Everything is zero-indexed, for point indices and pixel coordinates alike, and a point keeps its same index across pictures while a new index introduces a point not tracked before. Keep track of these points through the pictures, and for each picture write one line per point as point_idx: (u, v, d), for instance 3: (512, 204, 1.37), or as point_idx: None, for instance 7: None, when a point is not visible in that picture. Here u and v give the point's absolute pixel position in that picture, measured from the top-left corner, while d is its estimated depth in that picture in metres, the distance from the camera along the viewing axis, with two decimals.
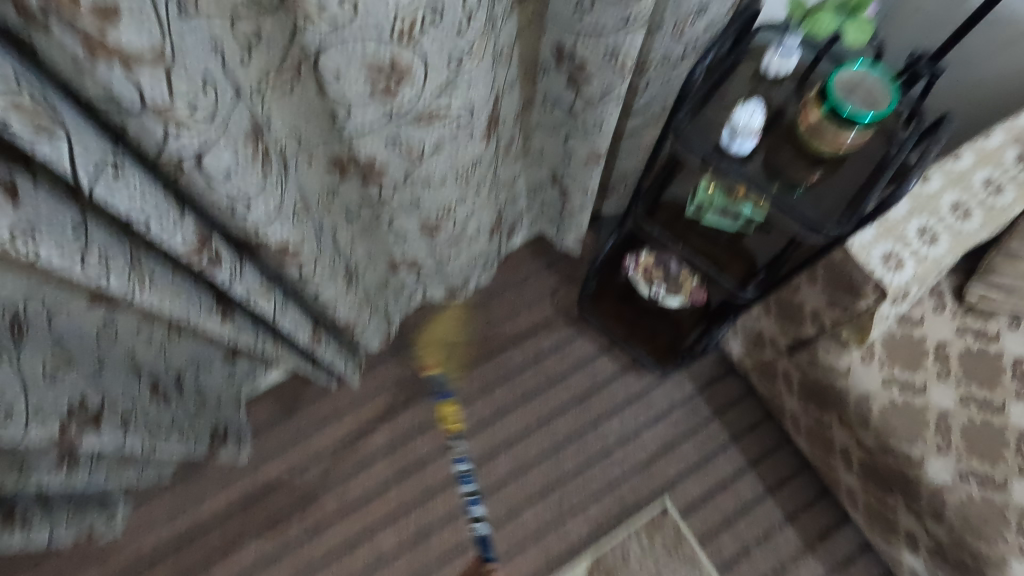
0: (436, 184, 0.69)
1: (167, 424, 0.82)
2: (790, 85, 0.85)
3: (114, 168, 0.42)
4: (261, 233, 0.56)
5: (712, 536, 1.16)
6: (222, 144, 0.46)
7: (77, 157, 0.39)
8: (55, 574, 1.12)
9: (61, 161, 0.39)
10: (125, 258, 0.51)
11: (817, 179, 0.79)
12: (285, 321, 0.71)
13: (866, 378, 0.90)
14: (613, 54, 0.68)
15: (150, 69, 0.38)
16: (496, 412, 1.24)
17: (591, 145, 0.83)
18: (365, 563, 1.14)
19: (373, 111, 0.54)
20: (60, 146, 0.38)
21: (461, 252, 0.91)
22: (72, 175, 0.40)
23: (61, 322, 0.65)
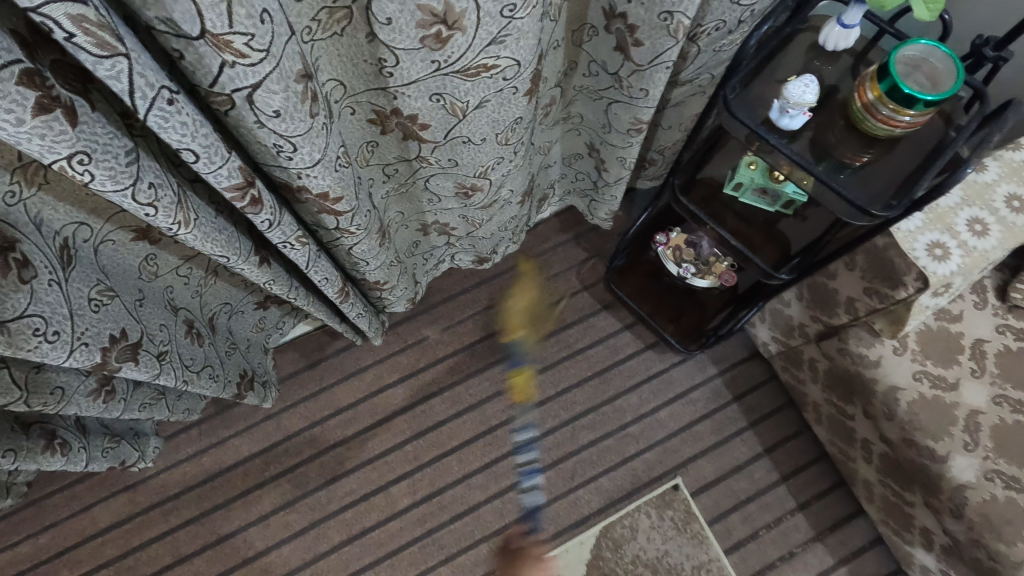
0: (476, 142, 0.68)
1: (200, 365, 0.84)
2: (845, 62, 0.82)
3: (170, 96, 0.40)
4: (302, 179, 0.55)
5: (721, 516, 1.17)
6: (275, 82, 0.43)
7: (136, 78, 0.37)
8: (88, 498, 1.18)
9: (119, 81, 0.36)
10: (173, 192, 0.50)
11: (865, 161, 0.78)
12: (316, 273, 0.72)
13: (897, 370, 0.89)
14: (667, 16, 0.62)
15: None
16: (515, 379, 1.25)
17: (634, 112, 0.80)
18: (379, 514, 1.17)
19: (421, 58, 0.53)
20: (120, 65, 0.35)
21: (493, 216, 0.91)
22: (130, 99, 0.38)
23: (108, 253, 0.67)
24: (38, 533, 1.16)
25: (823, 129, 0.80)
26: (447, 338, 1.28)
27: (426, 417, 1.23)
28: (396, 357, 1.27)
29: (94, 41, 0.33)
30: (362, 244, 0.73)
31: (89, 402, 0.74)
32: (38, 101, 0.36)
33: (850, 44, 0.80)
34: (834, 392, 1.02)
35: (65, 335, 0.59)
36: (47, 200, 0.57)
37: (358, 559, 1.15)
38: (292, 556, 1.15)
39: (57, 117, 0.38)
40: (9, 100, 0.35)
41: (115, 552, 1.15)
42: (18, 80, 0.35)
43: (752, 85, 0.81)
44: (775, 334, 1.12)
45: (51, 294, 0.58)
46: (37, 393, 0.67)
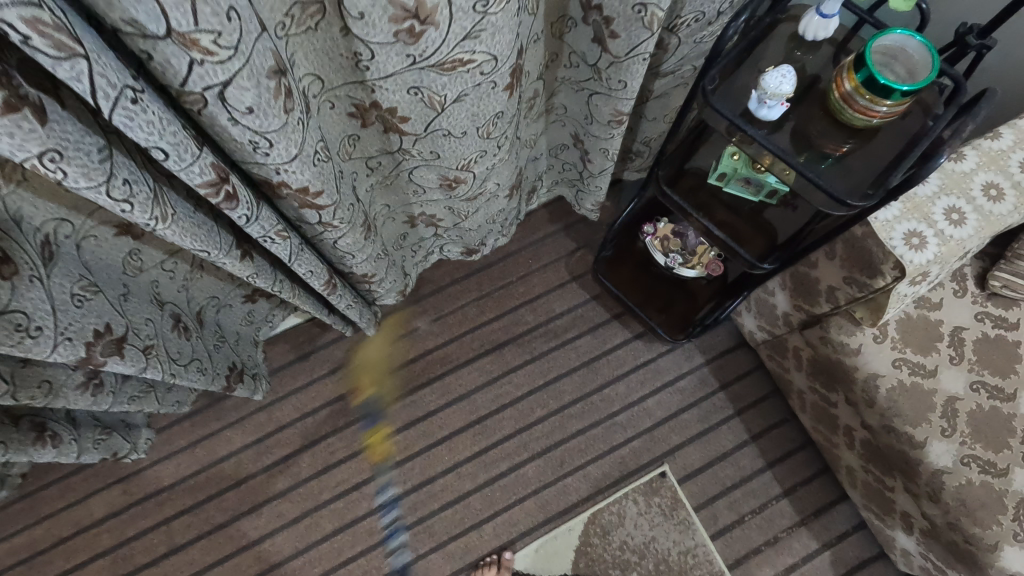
0: (456, 135, 0.68)
1: (188, 358, 0.84)
2: (826, 51, 0.82)
3: (133, 95, 0.40)
4: (280, 174, 0.56)
5: (708, 502, 1.19)
6: (246, 79, 0.43)
7: (97, 79, 0.37)
8: (82, 489, 1.19)
9: (82, 82, 0.37)
10: (148, 188, 0.51)
11: (845, 151, 0.78)
12: (300, 266, 0.72)
13: (877, 358, 0.90)
14: (641, 8, 0.63)
15: None
16: (504, 369, 1.26)
17: (615, 104, 0.80)
18: (370, 503, 1.19)
19: (397, 53, 0.53)
20: (80, 67, 0.36)
21: (479, 209, 0.91)
22: (93, 99, 0.38)
23: (91, 249, 0.68)
24: (34, 524, 1.17)
25: (804, 119, 0.80)
26: (436, 329, 1.29)
27: (416, 407, 1.24)
28: (386, 349, 1.28)
29: (52, 43, 0.33)
30: (345, 237, 0.74)
31: (76, 395, 0.75)
32: (5, 100, 0.37)
33: (829, 34, 0.80)
34: (817, 380, 1.03)
35: (47, 330, 0.60)
36: (26, 196, 0.57)
37: (350, 547, 1.17)
38: (285, 545, 1.17)
39: (25, 115, 0.38)
40: None
41: (111, 542, 1.17)
42: None
43: (733, 75, 0.81)
44: (761, 323, 1.13)
45: (33, 290, 0.59)
46: (23, 387, 0.68)
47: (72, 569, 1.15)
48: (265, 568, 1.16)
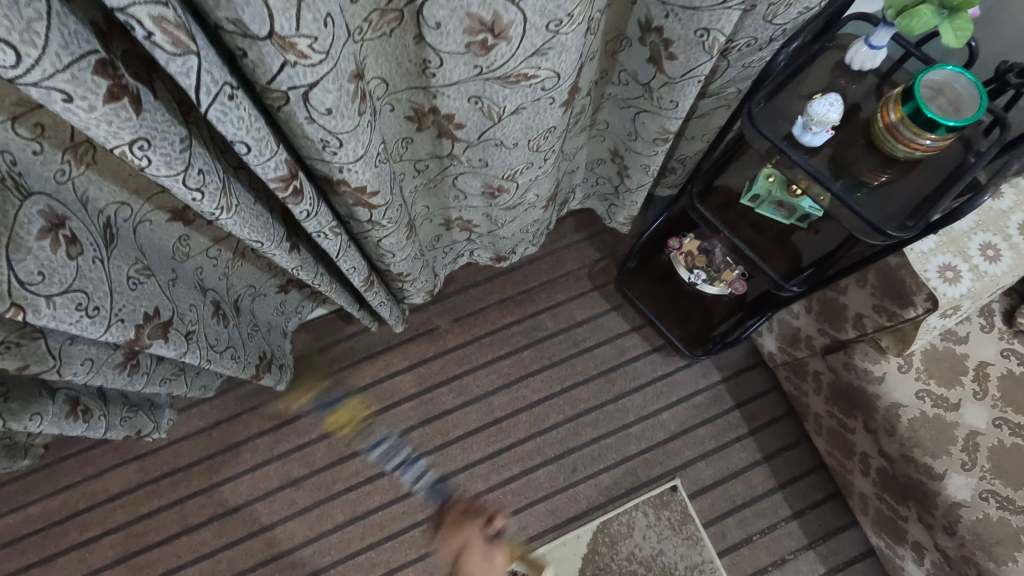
0: (508, 146, 0.69)
1: (224, 345, 0.86)
2: (871, 82, 0.84)
3: (229, 93, 0.42)
4: (342, 173, 0.57)
5: (717, 519, 1.19)
6: (330, 81, 0.45)
7: (202, 75, 0.39)
8: (99, 464, 1.21)
9: (190, 76, 0.38)
10: (218, 179, 0.52)
11: (883, 180, 0.79)
12: (345, 262, 0.74)
13: (900, 387, 0.90)
14: (704, 33, 0.64)
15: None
16: (521, 372, 1.27)
17: (661, 122, 0.82)
18: (382, 498, 1.20)
19: (465, 64, 0.55)
20: (190, 63, 0.37)
21: (515, 218, 0.92)
22: (195, 94, 0.40)
23: (145, 233, 0.71)
24: (52, 495, 1.19)
25: (845, 147, 0.81)
26: (457, 329, 1.30)
27: (433, 405, 1.25)
28: (407, 345, 1.29)
29: (171, 39, 0.35)
30: (390, 237, 0.75)
31: (114, 374, 0.76)
32: (109, 90, 0.38)
33: (875, 65, 0.81)
34: (836, 405, 1.04)
35: (104, 311, 0.61)
36: (93, 178, 0.60)
37: (360, 539, 1.18)
38: (296, 532, 1.18)
39: (124, 105, 0.40)
40: (83, 88, 0.37)
41: (124, 517, 1.18)
42: (94, 70, 0.37)
43: (779, 99, 0.82)
44: (781, 344, 1.14)
45: (94, 271, 0.60)
46: (69, 363, 0.69)
47: (86, 542, 1.17)
48: (275, 554, 1.17)
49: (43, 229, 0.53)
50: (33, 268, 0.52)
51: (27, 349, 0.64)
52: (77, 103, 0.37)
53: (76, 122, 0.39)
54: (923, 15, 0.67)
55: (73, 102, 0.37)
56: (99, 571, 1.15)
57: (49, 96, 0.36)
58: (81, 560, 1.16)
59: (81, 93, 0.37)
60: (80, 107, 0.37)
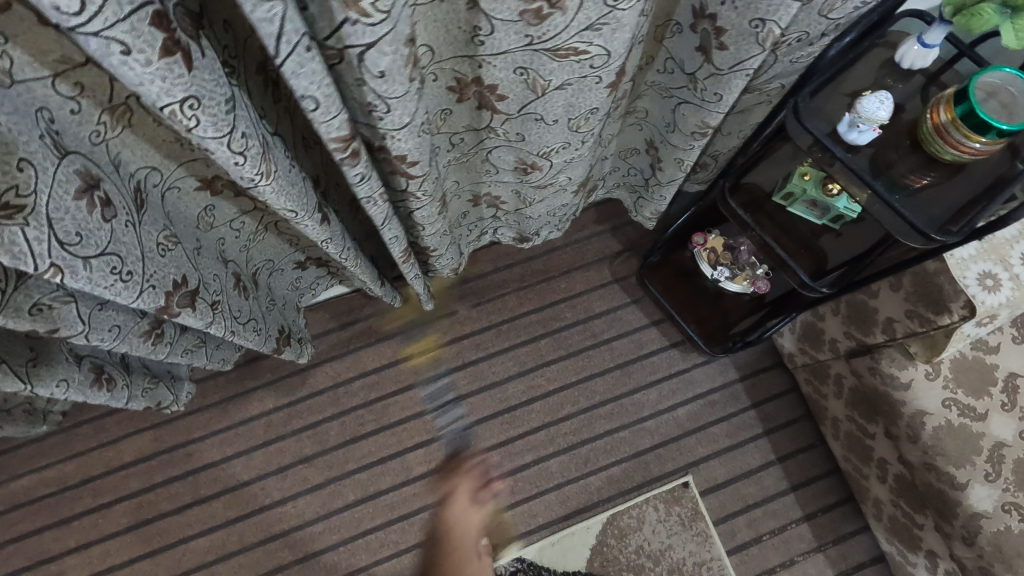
0: (547, 122, 0.68)
1: (246, 318, 0.86)
2: (918, 82, 0.82)
3: (307, 46, 0.41)
4: (388, 139, 0.56)
5: (727, 518, 1.19)
6: (387, 44, 0.43)
7: (286, 23, 0.38)
8: (114, 432, 1.21)
9: (271, 22, 0.37)
10: (259, 143, 0.51)
11: (924, 183, 0.77)
12: (388, 231, 0.72)
13: (927, 395, 0.89)
14: (759, 24, 0.63)
15: None
16: (538, 360, 1.27)
17: (703, 115, 0.80)
18: (393, 479, 1.20)
19: (517, 32, 0.53)
20: (276, 10, 0.37)
21: (544, 199, 0.90)
22: (272, 43, 0.39)
23: (172, 201, 0.70)
24: (66, 460, 1.20)
25: (887, 147, 0.80)
26: (475, 314, 1.29)
27: (448, 390, 1.25)
28: (424, 328, 1.29)
29: None
30: (424, 209, 0.74)
31: (139, 341, 0.76)
32: (163, 44, 0.37)
33: (926, 65, 0.79)
34: (857, 410, 1.03)
35: (137, 276, 0.60)
36: (128, 141, 0.59)
37: (370, 519, 1.18)
38: (307, 509, 1.19)
39: (177, 60, 0.39)
40: (141, 40, 0.36)
41: (137, 486, 1.19)
42: (150, 22, 0.36)
43: (823, 96, 0.80)
44: (803, 346, 1.13)
45: (127, 236, 0.59)
46: (98, 328, 0.68)
47: (98, 507, 1.18)
48: (284, 530, 1.17)
49: (79, 190, 0.52)
50: (71, 229, 0.52)
51: (56, 313, 0.63)
52: (134, 56, 0.36)
53: (129, 77, 0.38)
54: (984, 12, 0.65)
55: (131, 54, 0.36)
56: (111, 537, 1.16)
57: (108, 47, 0.35)
58: (94, 525, 1.17)
59: (139, 45, 0.36)
60: (136, 59, 0.37)
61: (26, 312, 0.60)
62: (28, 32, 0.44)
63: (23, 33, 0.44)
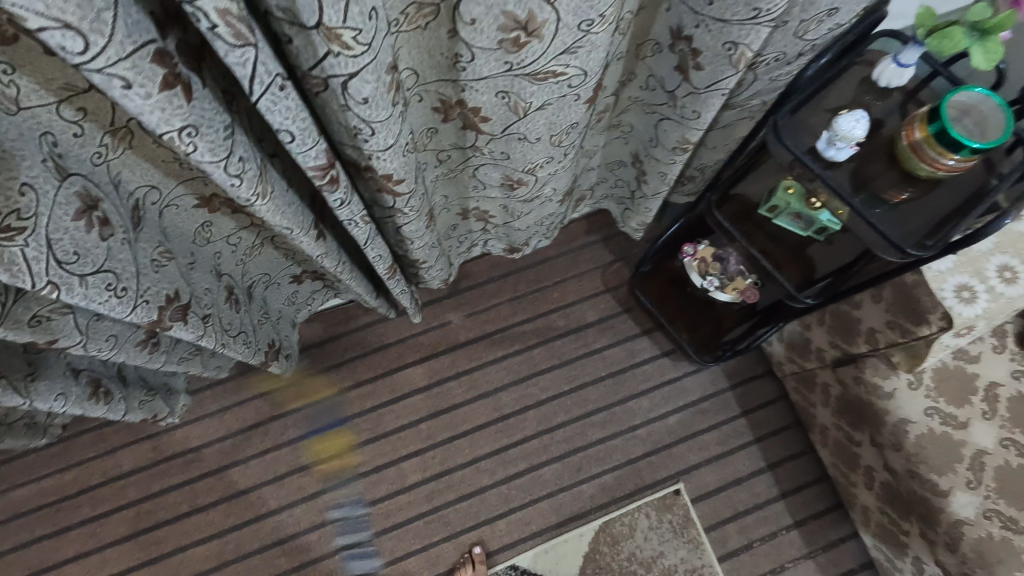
0: (530, 141, 0.69)
1: (237, 330, 0.87)
2: (896, 98, 0.84)
3: (281, 85, 0.42)
4: (373, 160, 0.57)
5: (719, 525, 1.20)
6: (369, 72, 0.45)
7: (259, 66, 0.39)
8: (113, 441, 1.23)
9: (246, 66, 0.38)
10: (256, 165, 0.53)
11: (903, 198, 0.79)
12: (372, 249, 0.74)
13: (909, 404, 0.91)
14: (733, 46, 0.65)
15: None
16: (530, 369, 1.29)
17: (683, 131, 0.83)
18: (389, 488, 1.22)
19: (496, 59, 0.54)
20: (249, 54, 0.37)
21: (532, 211, 0.93)
22: (249, 84, 0.40)
23: (169, 217, 0.72)
24: (66, 469, 1.22)
25: (867, 162, 0.82)
26: (469, 324, 1.31)
27: (442, 399, 1.27)
28: (419, 338, 1.31)
29: (233, 32, 0.35)
30: (412, 224, 0.76)
31: (135, 351, 0.78)
32: (164, 78, 0.39)
33: (903, 83, 0.82)
34: (843, 418, 1.05)
35: (131, 292, 0.62)
36: (129, 161, 0.61)
37: (366, 527, 1.20)
38: (303, 517, 1.20)
39: (177, 93, 0.41)
40: (142, 76, 0.38)
41: (136, 495, 1.21)
42: (152, 59, 0.38)
43: (803, 113, 0.82)
44: (791, 355, 1.15)
45: (124, 252, 0.61)
46: (94, 338, 0.70)
47: (96, 517, 1.19)
48: (281, 538, 1.19)
49: (78, 211, 0.55)
50: (68, 247, 0.54)
51: (54, 325, 0.64)
52: (134, 90, 0.38)
53: (130, 108, 0.40)
54: (955, 35, 0.68)
55: (132, 87, 0.38)
56: (109, 546, 1.18)
57: (110, 81, 0.37)
58: (92, 534, 1.18)
59: (139, 81, 0.38)
60: (137, 93, 0.39)
61: (26, 323, 0.62)
62: (34, 62, 0.46)
63: (29, 62, 0.46)
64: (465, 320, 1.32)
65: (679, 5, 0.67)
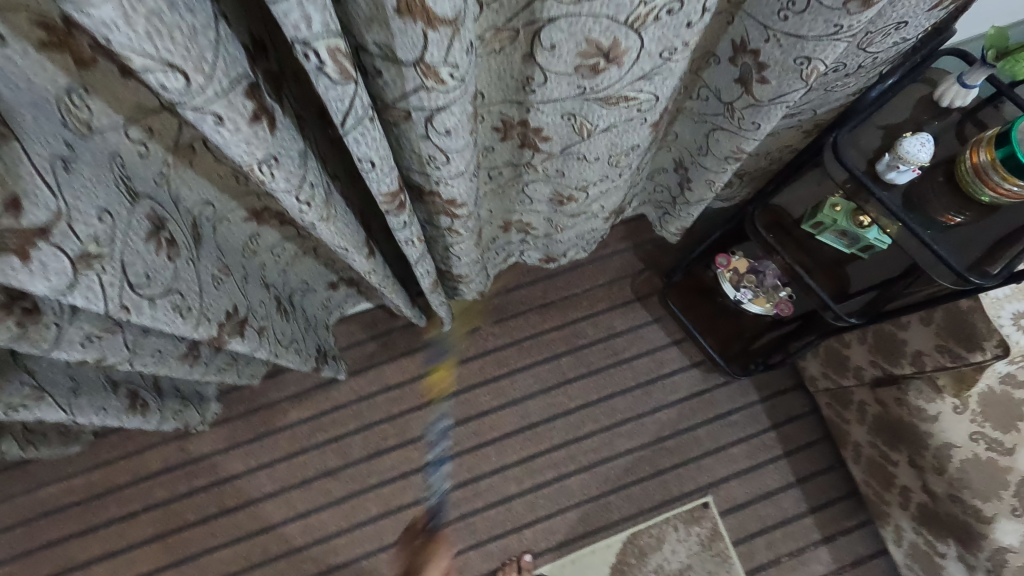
0: (589, 160, 0.67)
1: (289, 340, 0.87)
2: (954, 119, 0.82)
3: (370, 121, 0.42)
4: (439, 185, 0.56)
5: (747, 539, 1.20)
6: (457, 105, 0.43)
7: (356, 101, 0.38)
8: (139, 441, 1.23)
9: (345, 101, 0.38)
10: (324, 191, 0.52)
11: (957, 221, 0.77)
12: (422, 266, 0.73)
13: (954, 428, 0.90)
14: (804, 62, 0.63)
15: (447, 30, 0.35)
16: (559, 378, 1.28)
17: (737, 142, 0.81)
18: (415, 494, 1.21)
19: (571, 84, 0.52)
20: (350, 90, 0.37)
21: (575, 226, 0.91)
22: (338, 116, 0.40)
23: (223, 232, 0.70)
24: (92, 469, 1.21)
25: (924, 183, 0.80)
26: (498, 330, 1.30)
27: (469, 406, 1.26)
28: (446, 343, 1.30)
29: (338, 69, 0.35)
30: (463, 243, 0.74)
31: (179, 364, 0.76)
32: (253, 112, 0.38)
33: (966, 103, 0.80)
34: (880, 437, 1.05)
35: (195, 310, 0.61)
36: (187, 179, 0.59)
37: (393, 533, 1.19)
38: (330, 522, 1.20)
39: (262, 126, 0.39)
40: (234, 111, 0.36)
41: (163, 495, 1.21)
42: (245, 94, 0.36)
43: (858, 131, 0.81)
44: (826, 371, 1.13)
45: (187, 273, 0.61)
46: (139, 355, 0.68)
47: (123, 517, 1.19)
48: (307, 543, 1.19)
49: (148, 232, 0.54)
50: (140, 271, 0.53)
51: (106, 342, 0.62)
52: (227, 125, 0.37)
53: (218, 141, 0.39)
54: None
55: (223, 124, 0.37)
56: (136, 546, 1.18)
57: (203, 118, 0.36)
58: (120, 533, 1.18)
59: (231, 116, 0.36)
60: (227, 129, 0.37)
61: (78, 343, 0.59)
62: (109, 84, 0.44)
63: (104, 85, 0.45)
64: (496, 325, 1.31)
65: (745, 18, 0.65)
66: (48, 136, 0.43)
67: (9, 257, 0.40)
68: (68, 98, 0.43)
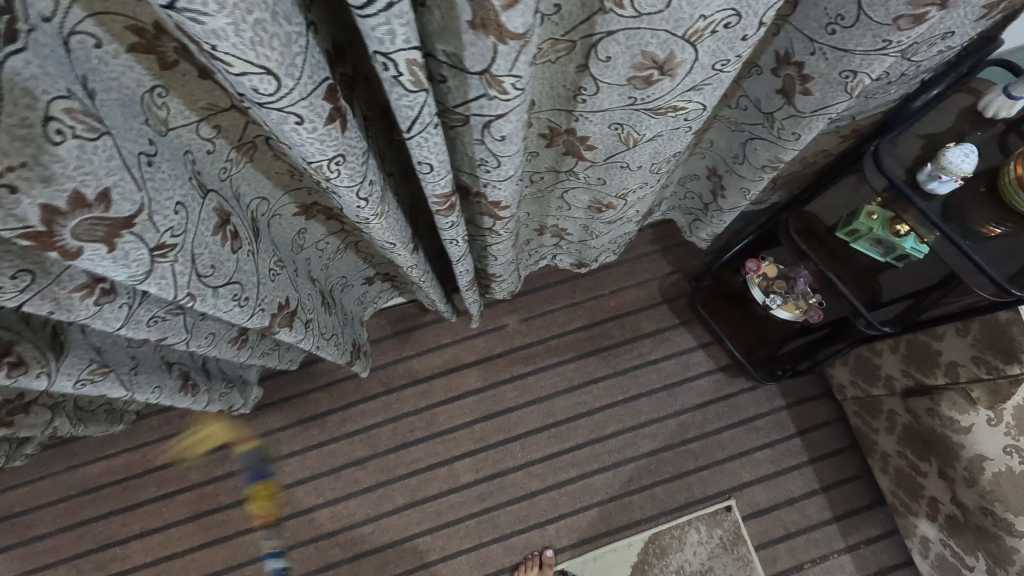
0: (632, 168, 0.69)
1: (330, 333, 0.91)
2: (998, 131, 0.82)
3: (433, 128, 0.44)
4: (488, 188, 0.58)
5: (769, 544, 1.20)
6: (516, 114, 0.45)
7: (425, 109, 0.41)
8: (176, 425, 1.27)
9: (413, 108, 0.40)
10: (380, 190, 0.54)
11: (997, 232, 0.77)
12: (462, 265, 0.76)
13: (987, 440, 0.89)
14: (850, 74, 0.63)
15: (517, 45, 0.37)
16: (584, 377, 1.29)
17: (775, 151, 0.81)
18: (440, 487, 1.24)
19: (621, 94, 0.54)
20: (420, 99, 0.39)
21: (611, 232, 0.92)
22: (405, 122, 0.42)
23: (276, 227, 0.74)
24: (131, 449, 1.26)
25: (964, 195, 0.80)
26: (526, 328, 1.32)
27: (495, 402, 1.28)
28: (474, 340, 1.32)
29: (413, 79, 0.37)
30: (502, 244, 0.77)
31: (228, 347, 0.80)
32: (331, 114, 0.40)
33: (1011, 115, 0.79)
34: (909, 447, 1.04)
35: (251, 300, 0.65)
36: (248, 175, 0.63)
37: (417, 524, 1.22)
38: (358, 510, 1.23)
39: (335, 127, 0.42)
40: (315, 112, 0.39)
41: (198, 477, 1.25)
42: (324, 96, 0.39)
43: (897, 141, 0.81)
44: (855, 379, 1.13)
45: (248, 263, 0.64)
46: (197, 336, 0.71)
47: (160, 497, 1.24)
48: (335, 529, 1.22)
49: (216, 226, 0.57)
50: (207, 262, 0.56)
51: (170, 323, 0.65)
52: (306, 125, 0.39)
53: (295, 140, 0.41)
54: None
55: (303, 124, 0.39)
56: (172, 526, 1.22)
57: (286, 119, 0.38)
58: (156, 512, 1.23)
59: (311, 117, 0.39)
60: (306, 128, 0.40)
61: (146, 322, 0.62)
62: (186, 84, 0.48)
63: (183, 85, 0.48)
64: (524, 323, 1.33)
65: (791, 31, 0.66)
66: (136, 132, 0.46)
67: (97, 245, 0.43)
68: (150, 97, 0.47)
